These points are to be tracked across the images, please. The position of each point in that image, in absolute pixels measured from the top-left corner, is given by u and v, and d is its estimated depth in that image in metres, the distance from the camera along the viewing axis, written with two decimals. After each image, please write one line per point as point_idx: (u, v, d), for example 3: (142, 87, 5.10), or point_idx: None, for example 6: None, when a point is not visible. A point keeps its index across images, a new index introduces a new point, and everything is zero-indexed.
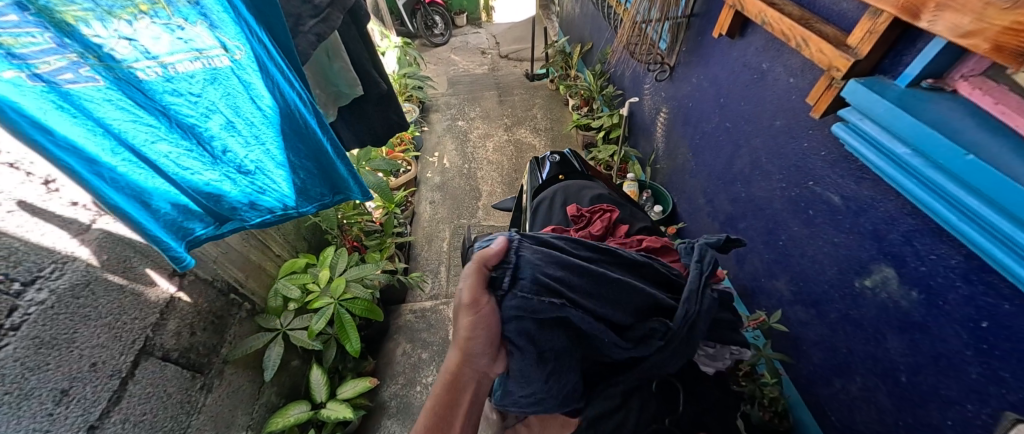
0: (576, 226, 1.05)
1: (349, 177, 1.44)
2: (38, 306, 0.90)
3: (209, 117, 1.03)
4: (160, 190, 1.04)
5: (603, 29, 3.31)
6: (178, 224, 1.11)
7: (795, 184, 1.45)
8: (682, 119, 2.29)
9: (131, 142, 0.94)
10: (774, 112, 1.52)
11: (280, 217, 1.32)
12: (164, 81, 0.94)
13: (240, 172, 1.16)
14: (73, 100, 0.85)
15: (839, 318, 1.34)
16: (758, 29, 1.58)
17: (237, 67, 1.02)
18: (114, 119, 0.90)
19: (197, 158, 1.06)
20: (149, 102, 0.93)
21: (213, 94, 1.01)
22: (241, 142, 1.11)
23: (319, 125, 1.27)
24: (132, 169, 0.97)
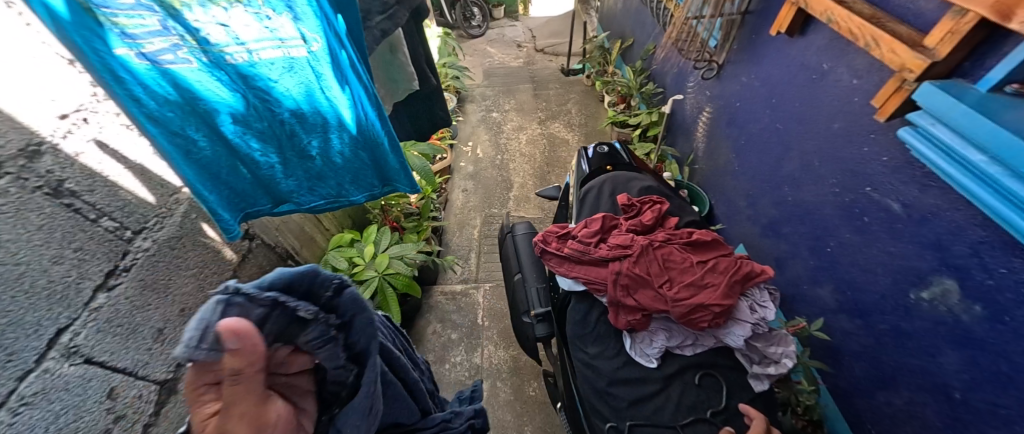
0: (626, 215, 1.09)
1: (401, 169, 1.32)
2: (144, 253, 0.98)
3: (286, 101, 0.99)
4: (229, 171, 1.01)
5: (646, 25, 3.24)
6: (239, 200, 1.07)
7: (849, 189, 1.41)
8: (727, 119, 2.24)
9: (213, 121, 0.93)
10: (832, 114, 1.47)
11: (330, 206, 1.26)
12: (249, 66, 0.91)
13: (303, 157, 1.11)
14: (169, 79, 0.84)
15: (888, 329, 1.29)
16: (821, 28, 1.53)
17: (314, 58, 0.98)
18: (204, 99, 0.89)
19: (268, 141, 1.03)
20: (234, 85, 0.91)
21: (289, 82, 0.97)
22: (309, 128, 1.07)
23: (378, 119, 1.19)
24: (210, 147, 0.95)
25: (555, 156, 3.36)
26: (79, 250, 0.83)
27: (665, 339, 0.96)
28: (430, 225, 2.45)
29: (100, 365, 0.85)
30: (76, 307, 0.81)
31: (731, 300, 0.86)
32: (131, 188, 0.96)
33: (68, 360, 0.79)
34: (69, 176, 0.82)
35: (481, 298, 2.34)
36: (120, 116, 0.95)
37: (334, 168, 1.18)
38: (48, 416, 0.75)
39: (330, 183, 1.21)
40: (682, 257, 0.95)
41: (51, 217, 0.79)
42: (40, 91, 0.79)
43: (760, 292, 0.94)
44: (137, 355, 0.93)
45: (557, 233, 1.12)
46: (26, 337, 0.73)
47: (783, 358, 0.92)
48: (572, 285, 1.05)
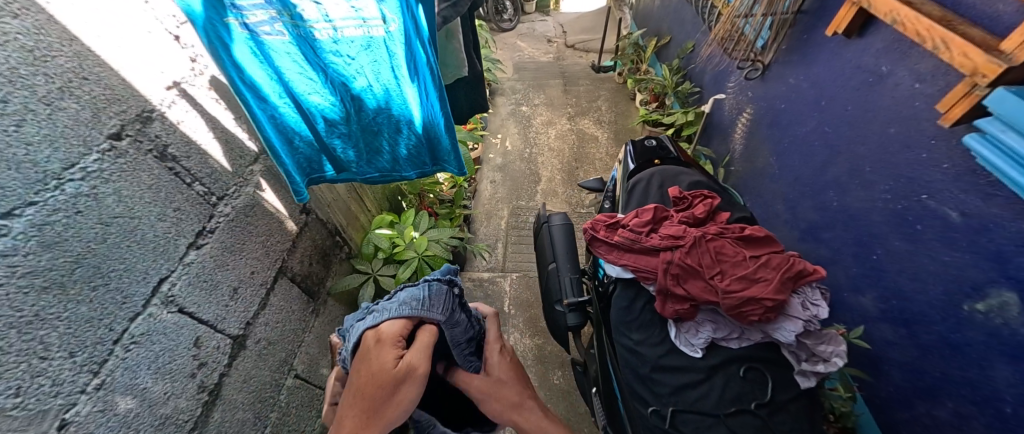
0: (678, 207, 1.12)
1: (451, 153, 1.35)
2: (224, 218, 1.06)
3: (357, 78, 1.08)
4: (301, 134, 1.16)
5: (685, 21, 3.02)
6: (309, 162, 1.24)
7: (902, 196, 1.30)
8: (769, 120, 2.05)
9: (294, 90, 1.06)
10: (889, 118, 1.37)
11: (385, 179, 1.36)
12: (332, 42, 1.00)
13: (366, 130, 1.21)
14: (263, 48, 0.97)
15: (936, 340, 1.20)
16: (881, 30, 1.42)
17: (390, 38, 1.02)
18: (287, 69, 1.01)
19: (338, 113, 1.15)
20: (315, 58, 1.02)
21: (364, 59, 1.04)
22: (376, 104, 1.15)
23: (439, 105, 1.21)
24: (290, 112, 1.10)
25: (582, 152, 3.14)
26: (177, 210, 0.92)
27: (712, 330, 0.96)
28: (461, 212, 2.48)
29: (190, 316, 0.94)
30: (174, 261, 0.90)
31: (784, 296, 0.86)
32: (216, 157, 1.04)
33: (167, 308, 0.88)
34: (172, 142, 0.91)
35: (507, 286, 2.30)
36: (211, 89, 1.03)
37: (394, 143, 1.26)
38: (151, 355, 0.84)
39: (387, 158, 1.30)
40: (735, 252, 0.95)
41: (157, 179, 0.87)
42: (153, 64, 0.88)
43: (812, 290, 0.93)
44: (216, 309, 1.02)
45: (606, 222, 1.17)
46: (137, 283, 0.82)
47: (834, 357, 0.90)
48: (620, 273, 1.09)
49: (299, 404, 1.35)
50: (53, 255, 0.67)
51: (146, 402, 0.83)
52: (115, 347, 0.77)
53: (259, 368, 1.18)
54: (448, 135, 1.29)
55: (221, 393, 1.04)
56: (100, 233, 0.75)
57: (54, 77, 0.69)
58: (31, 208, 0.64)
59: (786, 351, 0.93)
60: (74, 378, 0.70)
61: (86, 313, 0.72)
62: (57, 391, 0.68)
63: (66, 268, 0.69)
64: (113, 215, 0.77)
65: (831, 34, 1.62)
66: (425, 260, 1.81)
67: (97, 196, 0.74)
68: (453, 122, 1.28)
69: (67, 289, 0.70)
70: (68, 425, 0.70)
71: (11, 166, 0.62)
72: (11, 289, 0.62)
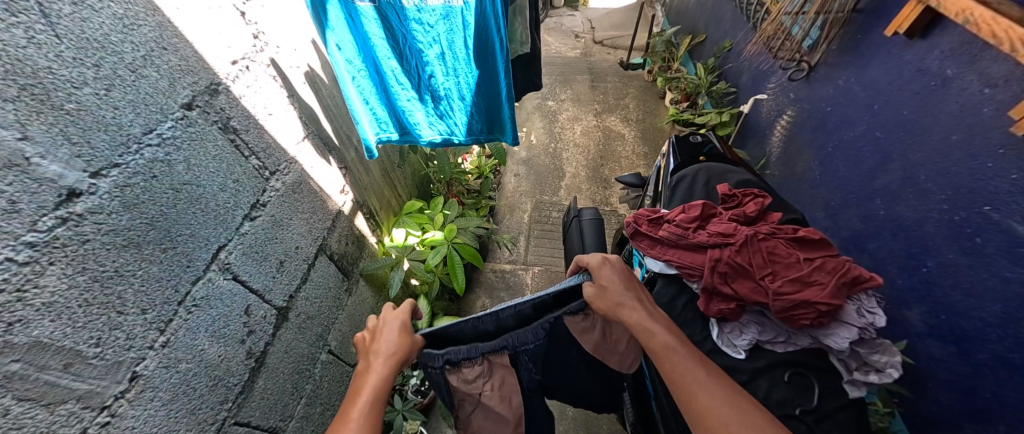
0: (727, 206, 1.11)
1: (508, 124, 1.46)
2: (275, 193, 1.10)
3: (432, 45, 1.24)
4: (375, 95, 1.35)
5: (725, 19, 2.90)
6: (376, 125, 1.42)
7: (963, 206, 1.21)
8: (812, 124, 1.94)
9: (375, 55, 1.24)
10: (951, 124, 1.27)
11: (443, 142, 1.52)
12: (416, 10, 1.16)
13: (432, 96, 1.37)
14: (355, 13, 1.16)
15: (990, 359, 1.11)
16: (948, 31, 1.31)
17: (466, 8, 1.16)
18: (372, 34, 1.20)
19: (409, 78, 1.32)
20: (399, 25, 1.18)
21: (441, 28, 1.20)
22: (445, 72, 1.31)
23: (504, 74, 1.29)
24: (368, 74, 1.29)
25: (608, 148, 3.10)
26: (236, 181, 0.96)
27: (757, 332, 0.94)
28: (487, 203, 2.47)
29: (243, 284, 0.98)
30: (231, 230, 0.94)
31: (840, 302, 0.82)
32: (272, 132, 1.08)
33: (223, 275, 0.92)
34: (235, 115, 0.95)
35: (530, 279, 2.29)
36: (269, 66, 1.07)
37: (456, 109, 1.42)
38: (209, 319, 0.89)
39: (447, 124, 1.46)
40: (788, 253, 0.93)
41: (220, 150, 0.91)
42: (222, 39, 0.91)
43: (867, 298, 0.88)
44: (265, 280, 1.06)
45: (649, 216, 1.16)
46: (199, 248, 0.86)
47: (889, 367, 0.84)
48: (662, 268, 1.08)
49: (330, 379, 1.38)
50: (132, 216, 0.72)
51: (203, 363, 0.88)
52: (179, 308, 0.82)
53: (299, 341, 1.22)
54: (508, 107, 1.39)
55: (266, 361, 1.08)
56: (171, 198, 0.79)
57: (140, 45, 0.73)
58: (116, 170, 0.69)
59: (834, 361, 0.89)
60: (144, 334, 0.75)
61: (156, 273, 0.77)
62: (130, 345, 0.73)
63: (142, 229, 0.74)
64: (184, 181, 0.82)
65: (891, 33, 1.50)
66: (454, 247, 1.77)
67: (170, 162, 0.79)
68: (515, 96, 1.36)
69: (142, 250, 0.74)
70: (138, 378, 0.75)
71: (100, 129, 0.67)
72: (98, 246, 0.67)
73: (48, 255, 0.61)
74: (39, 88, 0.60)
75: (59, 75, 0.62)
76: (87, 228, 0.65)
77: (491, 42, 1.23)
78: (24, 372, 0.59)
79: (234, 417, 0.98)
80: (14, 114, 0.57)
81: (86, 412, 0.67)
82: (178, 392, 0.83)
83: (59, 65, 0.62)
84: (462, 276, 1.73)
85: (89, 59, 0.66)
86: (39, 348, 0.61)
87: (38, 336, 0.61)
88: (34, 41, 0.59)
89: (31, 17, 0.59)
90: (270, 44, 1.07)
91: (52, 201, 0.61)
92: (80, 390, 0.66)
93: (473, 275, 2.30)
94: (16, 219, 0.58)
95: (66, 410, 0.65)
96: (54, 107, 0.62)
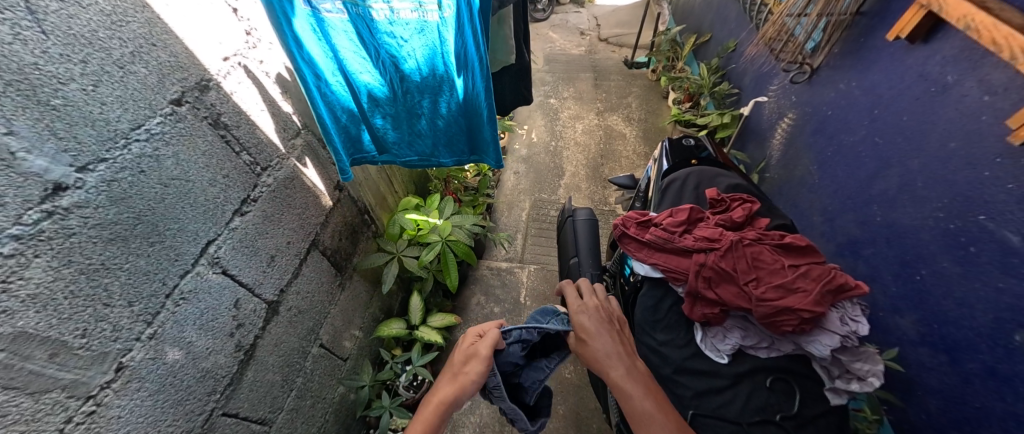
0: (715, 210, 1.12)
1: (491, 145, 1.43)
2: (266, 188, 1.11)
3: (407, 61, 1.19)
4: (349, 110, 1.30)
5: (730, 20, 2.86)
6: (352, 141, 1.38)
7: (958, 215, 1.19)
8: (811, 128, 1.92)
9: (347, 69, 1.19)
10: (950, 132, 1.26)
11: (424, 161, 1.49)
12: (388, 23, 1.10)
13: (411, 113, 1.34)
14: (323, 26, 1.09)
15: (980, 370, 1.11)
16: (951, 36, 1.29)
17: (443, 22, 1.11)
18: (343, 48, 1.14)
19: (385, 93, 1.27)
20: (371, 39, 1.13)
21: (416, 42, 1.15)
22: (422, 89, 1.27)
23: (484, 95, 1.26)
24: (340, 89, 1.23)
25: (609, 148, 3.10)
26: (227, 176, 0.97)
27: (740, 337, 0.93)
28: (485, 200, 2.46)
29: (232, 278, 1.00)
30: (220, 225, 0.96)
31: (823, 309, 0.82)
32: (263, 127, 1.09)
33: (212, 268, 0.94)
34: (225, 111, 0.96)
35: (525, 277, 2.30)
36: (261, 62, 1.08)
37: (435, 127, 1.39)
38: (197, 312, 0.90)
39: (427, 142, 1.43)
40: (773, 259, 0.93)
41: (210, 145, 0.92)
42: (213, 35, 0.93)
43: (852, 305, 0.89)
44: (255, 274, 1.07)
45: (637, 219, 1.17)
46: (188, 242, 0.88)
47: (871, 376, 0.84)
48: (649, 271, 1.09)
49: (322, 372, 1.40)
50: (119, 210, 0.74)
51: (190, 354, 0.90)
52: (166, 301, 0.84)
53: (290, 335, 1.23)
54: (488, 128, 1.36)
55: (255, 353, 1.10)
56: (159, 193, 0.81)
57: (129, 41, 0.75)
58: (103, 165, 0.72)
59: (817, 367, 0.89)
60: (130, 326, 0.77)
61: (143, 267, 0.79)
62: (116, 336, 0.75)
63: (129, 223, 0.76)
64: (171, 177, 0.84)
65: (892, 38, 1.48)
66: (448, 244, 1.76)
67: (158, 157, 0.81)
68: (495, 116, 1.32)
69: (129, 243, 0.77)
70: (124, 369, 0.77)
71: (87, 125, 0.70)
72: (83, 239, 0.69)
73: (33, 249, 0.63)
74: (24, 83, 0.61)
75: (45, 70, 0.64)
76: (74, 221, 0.68)
77: (470, 60, 1.18)
78: (8, 361, 0.60)
79: (223, 408, 1.00)
80: None
81: (71, 401, 0.70)
82: (165, 383, 0.85)
83: (46, 61, 0.64)
84: (455, 274, 1.74)
85: (76, 55, 0.68)
86: (24, 339, 0.63)
87: (23, 326, 0.62)
88: (19, 37, 0.61)
89: (16, 14, 0.60)
90: (263, 40, 1.08)
91: (37, 195, 0.63)
92: (66, 379, 0.68)
93: (468, 272, 2.31)
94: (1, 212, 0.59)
95: (51, 399, 0.67)
96: (40, 103, 0.64)
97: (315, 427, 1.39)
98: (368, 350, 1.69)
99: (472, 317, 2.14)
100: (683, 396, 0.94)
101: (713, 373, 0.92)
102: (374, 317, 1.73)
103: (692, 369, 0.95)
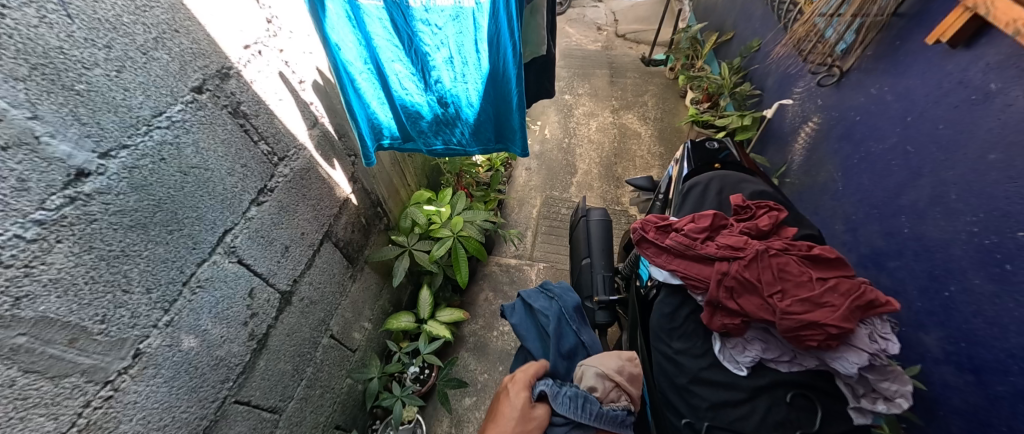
0: (740, 218, 1.09)
1: (518, 134, 1.44)
2: (283, 179, 1.11)
3: (440, 49, 1.19)
4: (378, 99, 1.32)
5: (756, 18, 2.77)
6: (377, 130, 1.40)
7: (994, 230, 1.12)
8: (838, 133, 1.85)
9: (379, 58, 1.20)
10: (991, 142, 1.18)
11: (448, 150, 1.50)
12: (423, 10, 1.10)
13: (439, 102, 1.34)
14: (358, 13, 1.10)
15: (1010, 392, 1.04)
16: (997, 40, 1.21)
17: (477, 9, 1.11)
18: (377, 36, 1.15)
19: (415, 82, 1.28)
20: (405, 26, 1.13)
21: (450, 30, 1.15)
22: (452, 79, 1.28)
23: (515, 83, 1.25)
24: (370, 77, 1.25)
25: (623, 146, 3.04)
26: (244, 166, 0.97)
27: (761, 350, 0.90)
28: (496, 196, 2.44)
29: (247, 267, 1.00)
30: (238, 214, 0.96)
31: (852, 325, 0.79)
32: (281, 117, 1.09)
33: (228, 258, 0.94)
34: (245, 100, 0.96)
35: (534, 275, 2.28)
36: (282, 51, 1.07)
37: (463, 116, 1.39)
38: (212, 300, 0.91)
39: (454, 131, 1.44)
40: (800, 271, 0.89)
41: (229, 134, 0.93)
42: (234, 23, 0.92)
43: (882, 323, 0.85)
44: (269, 264, 1.08)
45: (657, 223, 1.14)
46: (205, 231, 0.88)
47: (898, 397, 0.81)
48: (667, 277, 1.06)
49: (331, 363, 1.40)
50: (139, 197, 0.74)
51: (205, 342, 0.90)
52: (183, 288, 0.84)
53: (301, 325, 1.23)
54: (516, 116, 1.36)
55: (268, 343, 1.11)
56: (179, 181, 0.82)
57: (152, 27, 0.75)
58: (124, 151, 0.72)
59: (841, 385, 0.85)
60: (148, 313, 0.78)
61: (162, 254, 0.79)
62: (135, 323, 0.76)
63: (149, 211, 0.76)
64: (192, 164, 0.84)
65: (933, 41, 1.40)
66: (459, 239, 1.74)
67: (179, 145, 0.81)
68: (527, 106, 1.34)
69: (149, 231, 0.77)
70: (141, 355, 0.77)
71: (110, 111, 0.69)
72: (104, 226, 0.70)
73: (56, 233, 0.63)
74: (49, 67, 0.61)
75: (70, 55, 0.64)
76: (95, 207, 0.68)
77: (502, 50, 1.19)
78: (29, 345, 0.61)
79: (235, 396, 1.01)
80: (24, 93, 0.59)
81: (90, 385, 0.70)
82: (180, 369, 0.85)
83: (71, 45, 0.64)
84: (466, 270, 1.72)
85: (100, 40, 0.67)
86: (45, 323, 0.63)
87: (44, 311, 0.63)
88: (44, 20, 0.60)
89: None
90: (283, 29, 1.07)
91: (60, 180, 0.63)
92: (85, 364, 0.69)
93: (479, 268, 2.31)
94: (25, 196, 0.60)
95: (71, 383, 0.68)
96: (64, 88, 0.64)
97: (323, 416, 1.39)
98: (377, 341, 1.69)
99: (479, 313, 2.13)
100: (698, 407, 0.92)
101: (730, 385, 0.90)
102: (383, 309, 1.73)
103: (709, 379, 0.92)
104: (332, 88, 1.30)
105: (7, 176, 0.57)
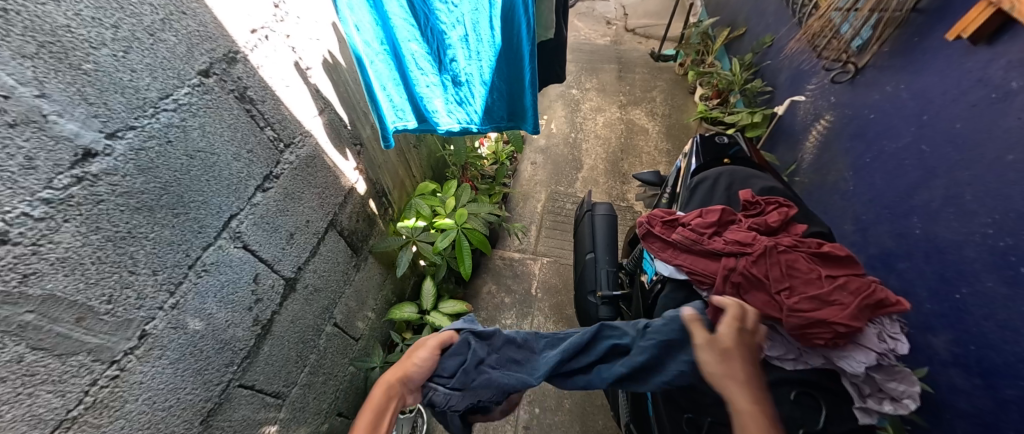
0: (748, 213, 1.07)
1: (530, 111, 1.48)
2: (289, 166, 1.11)
3: (455, 27, 1.21)
4: (393, 81, 1.29)
5: (769, 13, 2.71)
6: (392, 115, 1.37)
7: (1009, 232, 1.10)
8: (850, 131, 1.81)
9: (396, 38, 1.18)
10: (1011, 142, 1.15)
11: (461, 130, 1.50)
12: None
13: (453, 81, 1.35)
14: None
15: (1019, 397, 1.02)
16: (1020, 35, 1.17)
17: None
18: (394, 14, 1.14)
19: (431, 62, 1.28)
20: (423, 4, 1.14)
21: (466, 7, 1.17)
22: (466, 57, 1.29)
23: (530, 58, 1.30)
24: (385, 58, 1.22)
25: (630, 142, 3.02)
26: (250, 152, 0.97)
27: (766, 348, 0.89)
28: (501, 190, 2.43)
29: (253, 253, 1.01)
30: (243, 200, 0.97)
31: (860, 324, 0.77)
32: (288, 104, 1.08)
33: (234, 243, 0.95)
34: (251, 85, 0.96)
35: (538, 269, 2.28)
36: (289, 38, 1.07)
37: (476, 95, 1.41)
38: (218, 284, 0.92)
39: (468, 112, 1.45)
40: (809, 268, 0.88)
41: (235, 119, 0.92)
42: (241, 7, 0.91)
43: (890, 322, 0.83)
44: (275, 250, 1.08)
45: (663, 218, 1.13)
46: (212, 215, 0.89)
47: (905, 398, 0.79)
48: (672, 273, 1.05)
49: (334, 350, 1.41)
50: (146, 179, 0.75)
51: (210, 326, 0.91)
52: (188, 272, 0.85)
53: (306, 312, 1.24)
54: (530, 94, 1.41)
55: (272, 328, 1.11)
56: (185, 164, 0.82)
57: (158, 8, 0.74)
58: (131, 133, 0.72)
59: (848, 385, 0.84)
60: (154, 295, 0.79)
61: (167, 237, 0.80)
62: (140, 304, 0.77)
63: (155, 193, 0.77)
64: (198, 148, 0.84)
65: (954, 37, 1.36)
66: (463, 231, 1.73)
67: (185, 128, 0.81)
68: (538, 84, 1.39)
69: (155, 213, 0.77)
70: (147, 336, 0.78)
71: (116, 92, 0.69)
72: (111, 207, 0.70)
73: (63, 213, 0.64)
74: (56, 45, 0.61)
75: (77, 34, 0.64)
76: (102, 188, 0.68)
77: (517, 23, 1.24)
78: (37, 323, 0.62)
79: (239, 379, 1.02)
80: (32, 71, 0.59)
81: (97, 364, 0.71)
82: (184, 352, 0.86)
83: (78, 24, 0.63)
84: (469, 261, 1.71)
85: (108, 19, 0.67)
86: (53, 301, 0.64)
87: (52, 289, 0.64)
88: None
89: None
90: (290, 14, 1.07)
91: (68, 160, 0.64)
92: (91, 343, 0.70)
93: (482, 261, 2.31)
94: (33, 175, 0.60)
95: (77, 361, 0.68)
96: (72, 67, 0.64)
97: (327, 402, 1.41)
98: (380, 331, 1.70)
99: (482, 306, 2.13)
100: (699, 403, 0.91)
101: None
102: (386, 300, 1.74)
103: None
104: (336, 72, 1.28)
105: (15, 154, 0.58)
